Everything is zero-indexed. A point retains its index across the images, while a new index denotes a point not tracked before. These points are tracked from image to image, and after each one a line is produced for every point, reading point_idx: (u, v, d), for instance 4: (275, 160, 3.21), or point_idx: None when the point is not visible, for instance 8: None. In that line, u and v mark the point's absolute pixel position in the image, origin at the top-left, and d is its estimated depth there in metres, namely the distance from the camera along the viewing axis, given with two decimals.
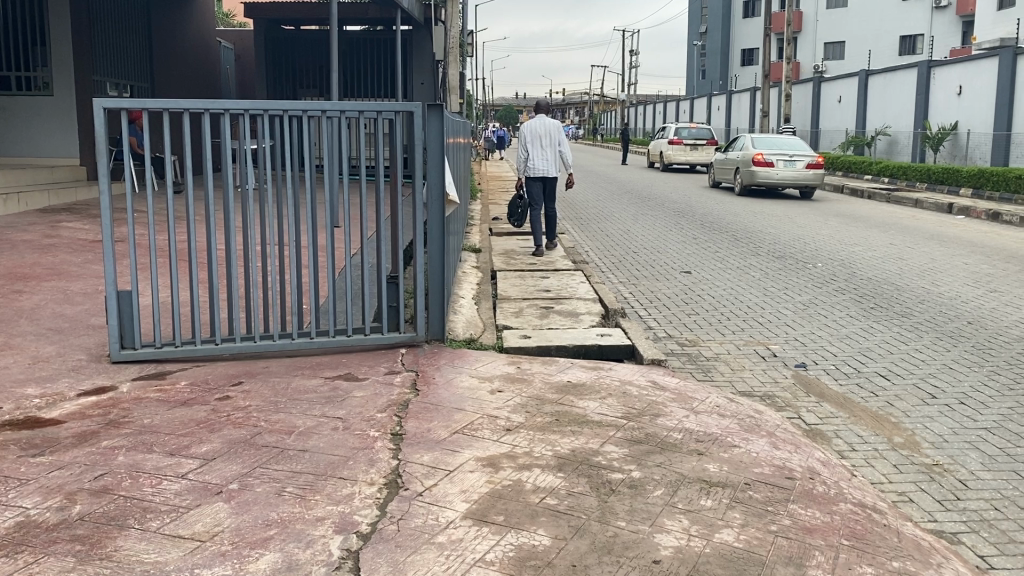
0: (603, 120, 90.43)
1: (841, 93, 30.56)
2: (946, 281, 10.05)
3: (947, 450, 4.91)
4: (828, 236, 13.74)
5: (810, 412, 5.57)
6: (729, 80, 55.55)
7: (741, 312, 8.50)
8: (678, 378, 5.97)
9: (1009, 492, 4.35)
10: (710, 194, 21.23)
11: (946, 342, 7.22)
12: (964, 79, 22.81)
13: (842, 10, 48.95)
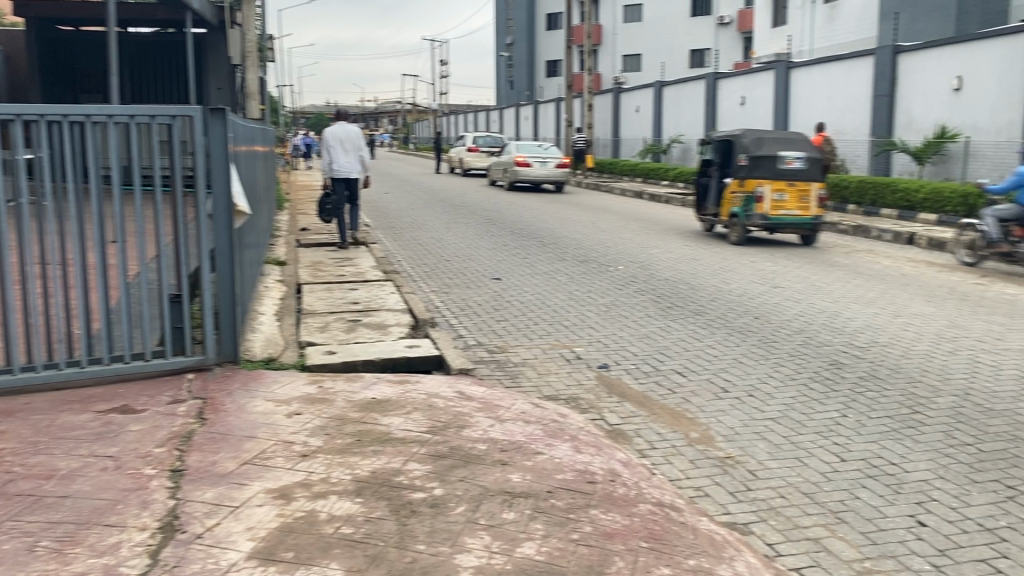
0: (415, 129, 90.36)
1: (638, 104, 32.15)
2: (736, 279, 10.64)
3: (738, 442, 5.12)
4: (630, 240, 14.27)
5: (613, 413, 5.66)
6: (535, 90, 57.20)
7: (548, 316, 8.62)
8: (486, 387, 5.87)
9: (794, 479, 4.58)
10: (521, 201, 21.55)
11: (736, 337, 7.63)
12: (746, 91, 24.60)
13: (636, 24, 51.77)
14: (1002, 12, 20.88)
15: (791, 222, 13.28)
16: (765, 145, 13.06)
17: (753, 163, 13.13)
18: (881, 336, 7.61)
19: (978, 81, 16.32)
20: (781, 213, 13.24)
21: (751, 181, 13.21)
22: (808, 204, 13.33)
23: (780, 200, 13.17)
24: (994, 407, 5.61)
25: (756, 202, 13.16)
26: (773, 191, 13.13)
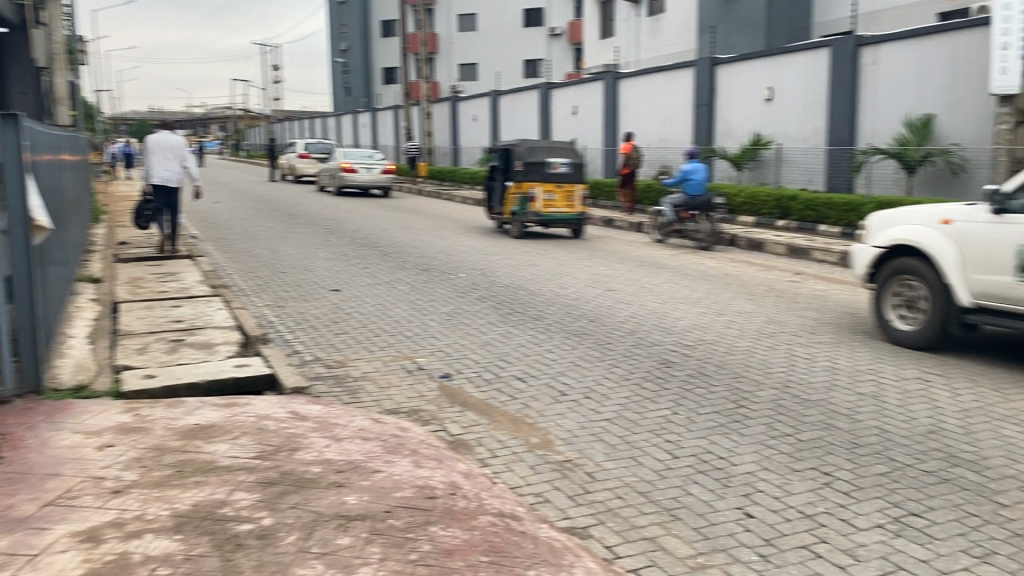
0: (247, 137, 87.07)
1: (475, 113, 32.41)
2: (573, 284, 10.85)
3: (576, 444, 5.18)
4: (471, 248, 14.29)
5: (454, 423, 5.58)
6: (372, 98, 56.52)
7: (388, 327, 8.44)
8: (322, 406, 5.64)
9: (630, 479, 4.66)
10: (358, 209, 21.13)
11: (573, 341, 7.76)
12: (578, 100, 25.29)
13: (471, 34, 52.25)
14: (807, 28, 22.56)
15: (561, 218, 15.29)
16: (536, 152, 15.03)
17: (527, 168, 15.06)
18: (708, 334, 7.95)
19: (786, 92, 17.50)
20: (551, 211, 15.23)
21: (526, 183, 15.11)
22: (574, 202, 15.40)
23: (550, 199, 15.17)
24: (810, 397, 5.98)
25: (530, 202, 15.10)
26: (544, 192, 15.10)
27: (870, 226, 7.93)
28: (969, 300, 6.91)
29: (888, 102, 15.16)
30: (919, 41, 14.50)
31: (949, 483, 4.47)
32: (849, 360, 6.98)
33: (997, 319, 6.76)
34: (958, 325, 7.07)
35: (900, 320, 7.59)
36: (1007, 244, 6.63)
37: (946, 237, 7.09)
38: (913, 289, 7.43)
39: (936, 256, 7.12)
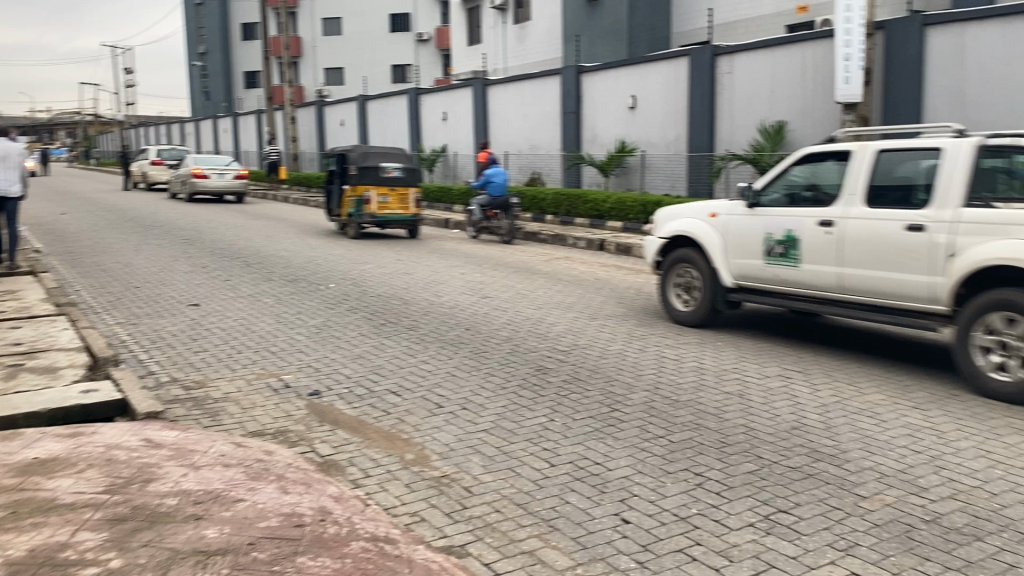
0: (98, 143, 82.34)
1: (342, 118, 31.79)
2: (447, 291, 10.74)
3: (453, 458, 5.05)
4: (341, 256, 13.95)
5: (324, 443, 5.34)
6: (233, 102, 54.61)
7: (253, 343, 8.06)
8: (180, 431, 5.28)
9: (507, 491, 4.58)
10: (220, 218, 20.27)
11: (448, 350, 7.63)
12: (447, 106, 25.23)
13: (336, 38, 51.31)
14: (666, 38, 23.15)
15: (396, 219, 16.03)
16: (370, 157, 15.65)
17: (361, 172, 15.64)
18: (581, 339, 8.00)
19: (648, 99, 18.00)
20: (386, 212, 15.95)
21: (361, 187, 15.75)
22: (408, 204, 16.15)
23: (384, 202, 15.87)
24: (680, 398, 6.07)
25: (365, 204, 15.76)
26: (378, 195, 15.79)
27: (654, 219, 8.92)
28: (731, 281, 8.07)
29: (743, 109, 15.84)
30: (770, 52, 15.22)
31: (813, 478, 4.61)
32: (715, 360, 7.17)
33: (753, 296, 7.96)
34: (724, 302, 8.26)
35: (678, 300, 8.69)
36: (757, 232, 7.80)
37: (714, 228, 8.20)
38: (687, 274, 8.56)
39: (704, 244, 8.22)
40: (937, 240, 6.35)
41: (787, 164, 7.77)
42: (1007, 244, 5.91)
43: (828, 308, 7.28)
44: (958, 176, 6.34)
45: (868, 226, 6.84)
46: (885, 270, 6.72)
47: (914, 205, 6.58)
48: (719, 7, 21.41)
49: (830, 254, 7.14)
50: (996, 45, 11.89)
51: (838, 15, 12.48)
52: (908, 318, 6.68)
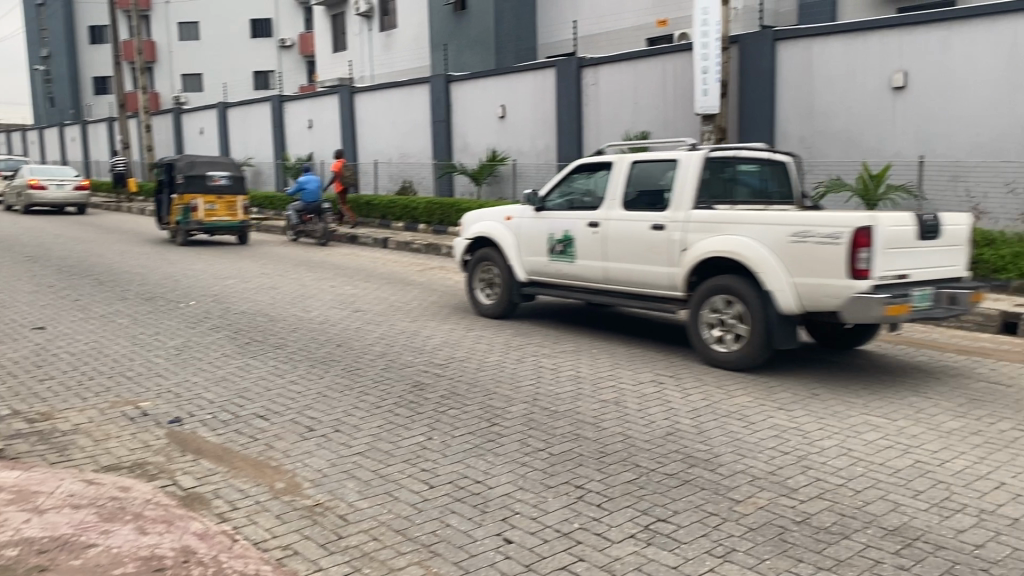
0: None
1: (202, 126, 30.47)
2: (317, 306, 10.42)
3: (326, 485, 4.83)
4: (202, 272, 13.31)
5: (186, 476, 5.00)
6: (81, 109, 51.46)
7: (105, 368, 7.51)
8: (21, 471, 4.82)
9: (385, 516, 4.41)
10: (68, 233, 18.97)
11: (319, 369, 7.36)
12: (313, 113, 24.62)
13: (194, 43, 49.24)
14: (532, 49, 23.34)
15: (224, 226, 16.64)
16: (195, 167, 16.26)
17: (187, 181, 16.22)
18: (457, 351, 7.91)
19: (517, 109, 18.15)
20: (213, 219, 16.55)
21: (187, 196, 16.32)
22: (236, 211, 16.79)
23: (211, 209, 16.48)
24: (558, 408, 6.07)
25: (192, 212, 16.32)
26: (205, 203, 16.40)
27: (461, 222, 9.88)
28: (524, 276, 9.02)
29: (608, 119, 16.19)
30: (632, 64, 15.63)
31: (689, 484, 4.68)
32: (590, 368, 7.22)
33: (542, 288, 8.94)
34: (519, 296, 9.23)
35: (484, 296, 9.63)
36: (541, 232, 8.78)
37: (508, 230, 9.13)
38: (490, 272, 9.51)
39: (500, 244, 9.18)
40: (673, 237, 7.46)
41: (567, 173, 8.81)
42: (720, 239, 7.04)
43: (598, 297, 8.29)
44: (688, 184, 7.52)
45: (625, 226, 7.92)
46: (637, 263, 7.80)
47: (655, 208, 7.71)
48: (583, 18, 21.86)
49: (596, 250, 8.18)
50: (838, 59, 12.63)
51: (696, 29, 12.92)
52: (657, 303, 7.78)
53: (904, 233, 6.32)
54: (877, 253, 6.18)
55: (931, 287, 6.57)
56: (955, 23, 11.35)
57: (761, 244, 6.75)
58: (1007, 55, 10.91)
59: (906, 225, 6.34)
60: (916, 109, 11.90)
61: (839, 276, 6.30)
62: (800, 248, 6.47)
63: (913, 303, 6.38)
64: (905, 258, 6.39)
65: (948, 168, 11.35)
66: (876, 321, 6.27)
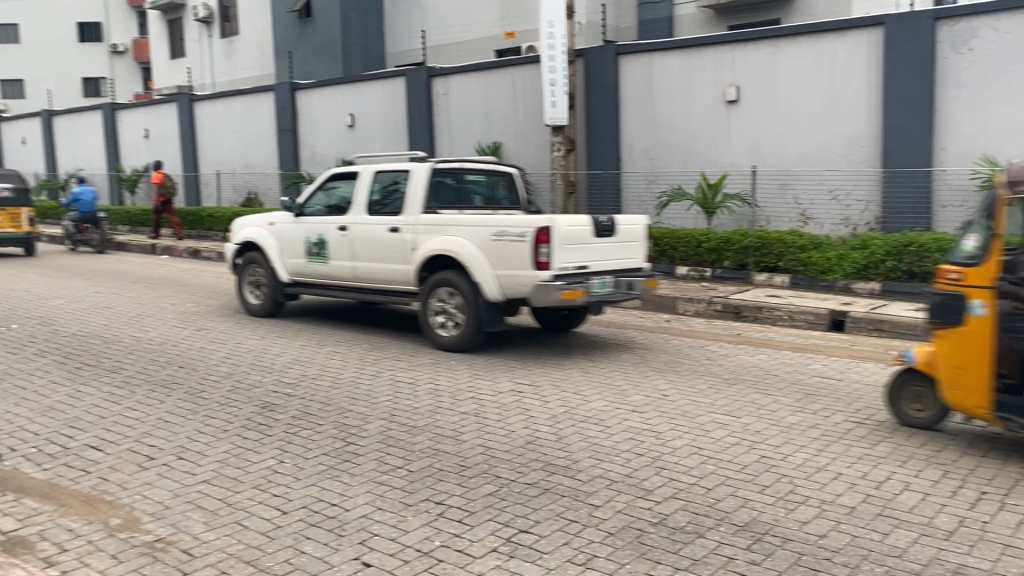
0: None
1: (24, 134, 28.25)
2: (156, 325, 9.82)
3: (168, 518, 4.50)
4: (26, 292, 12.27)
5: (7, 518, 4.53)
6: None
7: None
8: None
9: (235, 548, 4.15)
10: None
11: (160, 393, 6.89)
12: (148, 122, 23.34)
13: (13, 47, 45.64)
14: (381, 57, 23.08)
15: (6, 239, 15.97)
16: None
17: None
18: (310, 368, 7.64)
19: (366, 119, 17.89)
20: None
21: None
22: (20, 223, 16.14)
23: None
24: (416, 423, 5.94)
25: None
26: None
27: (230, 227, 10.37)
28: (287, 277, 9.70)
29: (459, 129, 16.24)
30: (482, 75, 15.72)
31: (550, 492, 4.67)
32: (448, 380, 7.14)
33: (304, 288, 9.66)
34: (283, 295, 9.89)
35: (251, 295, 10.20)
36: (299, 236, 9.47)
37: (272, 234, 9.75)
38: (256, 273, 10.08)
39: (264, 247, 9.78)
40: (406, 238, 8.39)
41: (320, 182, 9.53)
42: (441, 239, 8.03)
43: (350, 295, 9.13)
44: (419, 192, 8.46)
45: (369, 229, 8.76)
46: (380, 262, 8.68)
47: (392, 212, 8.60)
48: (432, 28, 21.84)
49: (346, 251, 9.00)
50: (677, 74, 13.18)
51: (543, 43, 13.04)
52: (399, 297, 8.68)
53: (581, 231, 7.61)
54: (556, 249, 7.40)
55: (611, 276, 7.85)
56: (782, 40, 12.08)
57: (472, 242, 7.81)
58: (829, 70, 11.70)
59: (581, 224, 7.63)
60: (748, 122, 12.57)
61: (526, 269, 7.45)
62: (499, 245, 7.59)
63: (592, 289, 7.62)
64: (583, 252, 7.64)
65: (777, 178, 12.08)
66: (555, 305, 7.45)
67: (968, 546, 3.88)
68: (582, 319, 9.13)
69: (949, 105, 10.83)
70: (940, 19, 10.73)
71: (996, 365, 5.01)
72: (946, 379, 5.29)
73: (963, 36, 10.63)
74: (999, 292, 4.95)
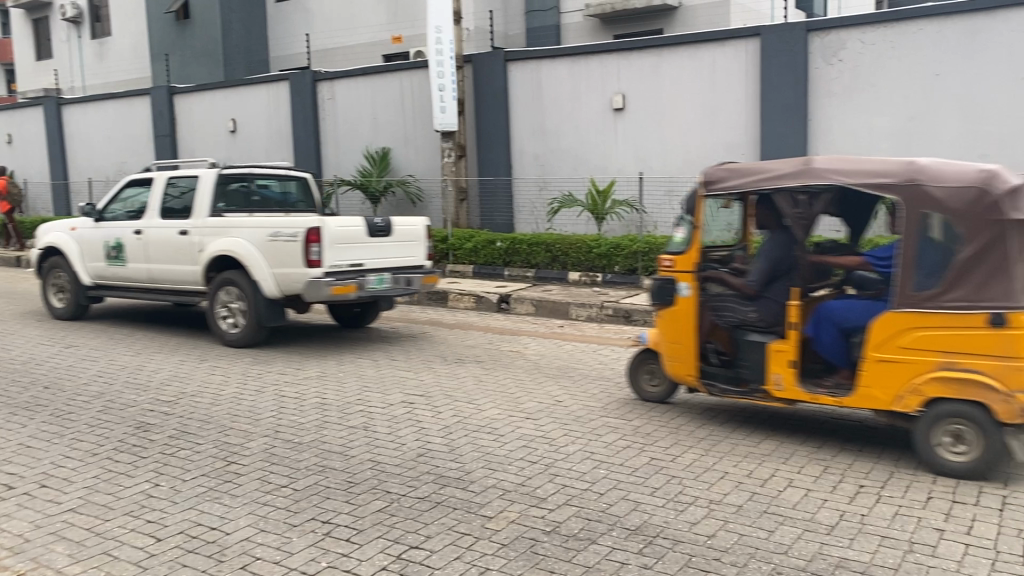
0: None
1: None
2: (19, 343, 9.17)
3: (28, 553, 4.15)
4: None
5: None
6: None
7: None
8: None
9: None
10: None
11: (22, 417, 6.41)
12: (12, 126, 21.94)
13: None
14: (264, 62, 22.45)
15: None
16: None
17: None
18: (189, 385, 7.27)
19: (248, 124, 17.34)
20: None
21: None
22: None
23: None
24: (301, 440, 5.72)
25: None
26: None
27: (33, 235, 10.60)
28: (90, 281, 9.97)
29: (346, 134, 15.95)
30: (369, 80, 15.49)
31: (441, 506, 4.56)
32: (336, 393, 6.93)
33: (107, 291, 9.95)
34: (86, 298, 10.18)
35: (56, 300, 10.46)
36: (98, 240, 9.78)
37: (72, 238, 10.05)
38: (59, 278, 10.34)
39: (66, 253, 10.05)
40: (194, 240, 8.78)
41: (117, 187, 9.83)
42: (222, 240, 8.50)
43: (149, 296, 9.47)
44: (206, 196, 8.81)
45: (161, 233, 9.13)
46: (173, 264, 9.05)
47: (183, 214, 8.95)
48: (317, 32, 21.40)
49: (141, 254, 9.34)
50: (565, 81, 13.31)
51: (430, 49, 12.90)
52: (192, 297, 9.06)
53: (354, 231, 8.20)
54: (327, 247, 7.96)
55: (388, 273, 8.52)
56: (665, 49, 12.37)
57: (250, 243, 8.30)
58: (709, 78, 12.04)
59: (355, 225, 8.23)
60: (635, 130, 12.81)
61: (299, 267, 7.97)
62: (275, 245, 8.09)
63: (366, 285, 8.27)
64: (357, 251, 8.24)
65: (663, 185, 12.22)
66: (327, 299, 8.03)
67: (849, 540, 3.99)
68: (373, 316, 9.85)
69: (822, 114, 11.32)
70: (812, 30, 11.19)
71: (697, 337, 5.96)
72: (668, 353, 6.15)
73: (833, 47, 11.12)
74: (697, 277, 5.95)
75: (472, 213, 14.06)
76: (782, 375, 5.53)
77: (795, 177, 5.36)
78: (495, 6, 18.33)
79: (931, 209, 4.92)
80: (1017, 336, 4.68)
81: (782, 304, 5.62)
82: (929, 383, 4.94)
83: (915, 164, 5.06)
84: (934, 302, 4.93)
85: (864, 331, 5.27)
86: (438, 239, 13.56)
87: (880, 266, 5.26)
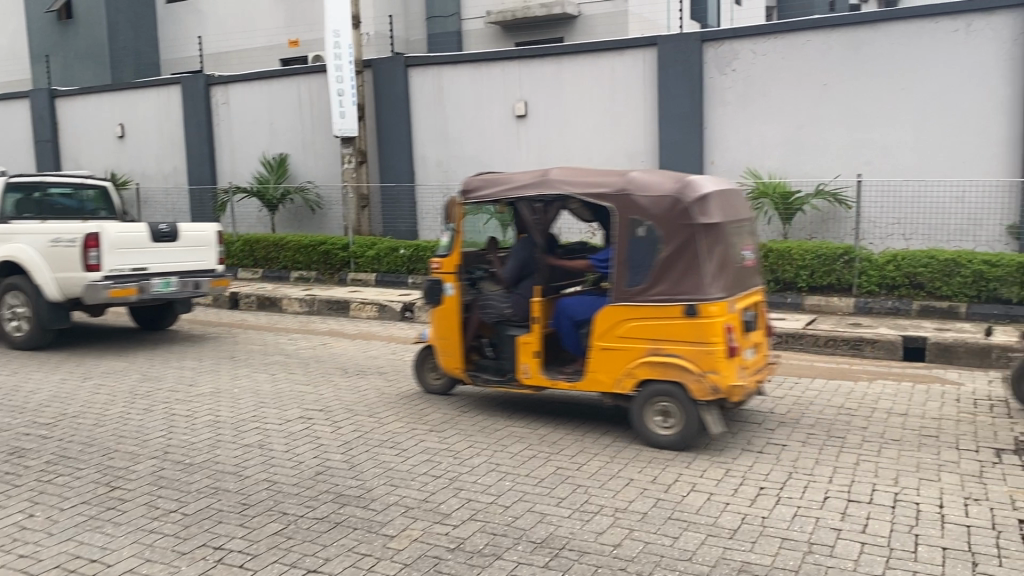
0: None
1: None
2: None
3: None
4: None
5: None
6: None
7: None
8: None
9: None
10: None
11: None
12: None
13: None
14: (155, 65, 21.58)
15: None
16: None
17: None
18: (71, 405, 6.84)
19: (137, 129, 16.60)
20: None
21: None
22: None
23: None
24: (192, 461, 5.44)
25: None
26: None
27: None
28: None
29: (242, 140, 15.47)
30: (265, 84, 15.05)
31: (341, 526, 4.39)
32: (231, 410, 6.62)
33: None
34: None
35: None
36: None
37: None
38: None
39: None
40: None
41: None
42: (6, 247, 8.74)
43: None
44: None
45: None
46: None
47: None
48: (209, 35, 20.71)
49: None
50: (466, 87, 13.25)
51: (328, 53, 12.65)
52: None
53: (136, 236, 8.50)
54: (105, 253, 8.26)
55: (175, 277, 8.82)
56: (565, 57, 12.46)
57: (33, 250, 8.56)
58: (609, 86, 12.18)
59: (136, 230, 8.51)
60: (536, 137, 12.86)
61: (78, 271, 8.26)
62: (56, 250, 8.38)
63: (150, 288, 8.54)
64: (138, 255, 8.53)
65: None
66: (106, 302, 8.30)
67: (751, 543, 4.03)
68: (174, 318, 10.26)
69: (718, 122, 11.62)
70: (706, 41, 11.47)
71: (462, 331, 6.48)
72: (438, 346, 6.64)
73: (726, 58, 11.43)
74: (459, 277, 6.47)
75: (374, 220, 13.80)
76: (528, 365, 6.09)
77: (534, 188, 5.98)
78: (395, 12, 18.14)
79: (638, 215, 5.56)
80: (706, 324, 5.33)
81: (528, 300, 6.16)
82: (640, 366, 5.57)
83: (628, 177, 5.72)
84: (642, 296, 5.55)
85: (590, 324, 5.85)
86: (340, 247, 13.20)
87: (601, 269, 5.81)
